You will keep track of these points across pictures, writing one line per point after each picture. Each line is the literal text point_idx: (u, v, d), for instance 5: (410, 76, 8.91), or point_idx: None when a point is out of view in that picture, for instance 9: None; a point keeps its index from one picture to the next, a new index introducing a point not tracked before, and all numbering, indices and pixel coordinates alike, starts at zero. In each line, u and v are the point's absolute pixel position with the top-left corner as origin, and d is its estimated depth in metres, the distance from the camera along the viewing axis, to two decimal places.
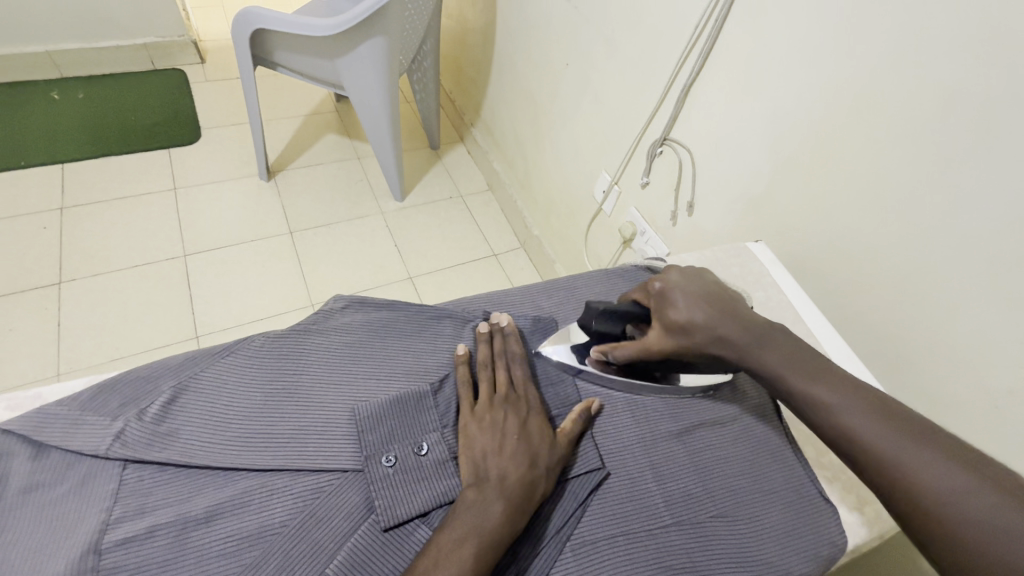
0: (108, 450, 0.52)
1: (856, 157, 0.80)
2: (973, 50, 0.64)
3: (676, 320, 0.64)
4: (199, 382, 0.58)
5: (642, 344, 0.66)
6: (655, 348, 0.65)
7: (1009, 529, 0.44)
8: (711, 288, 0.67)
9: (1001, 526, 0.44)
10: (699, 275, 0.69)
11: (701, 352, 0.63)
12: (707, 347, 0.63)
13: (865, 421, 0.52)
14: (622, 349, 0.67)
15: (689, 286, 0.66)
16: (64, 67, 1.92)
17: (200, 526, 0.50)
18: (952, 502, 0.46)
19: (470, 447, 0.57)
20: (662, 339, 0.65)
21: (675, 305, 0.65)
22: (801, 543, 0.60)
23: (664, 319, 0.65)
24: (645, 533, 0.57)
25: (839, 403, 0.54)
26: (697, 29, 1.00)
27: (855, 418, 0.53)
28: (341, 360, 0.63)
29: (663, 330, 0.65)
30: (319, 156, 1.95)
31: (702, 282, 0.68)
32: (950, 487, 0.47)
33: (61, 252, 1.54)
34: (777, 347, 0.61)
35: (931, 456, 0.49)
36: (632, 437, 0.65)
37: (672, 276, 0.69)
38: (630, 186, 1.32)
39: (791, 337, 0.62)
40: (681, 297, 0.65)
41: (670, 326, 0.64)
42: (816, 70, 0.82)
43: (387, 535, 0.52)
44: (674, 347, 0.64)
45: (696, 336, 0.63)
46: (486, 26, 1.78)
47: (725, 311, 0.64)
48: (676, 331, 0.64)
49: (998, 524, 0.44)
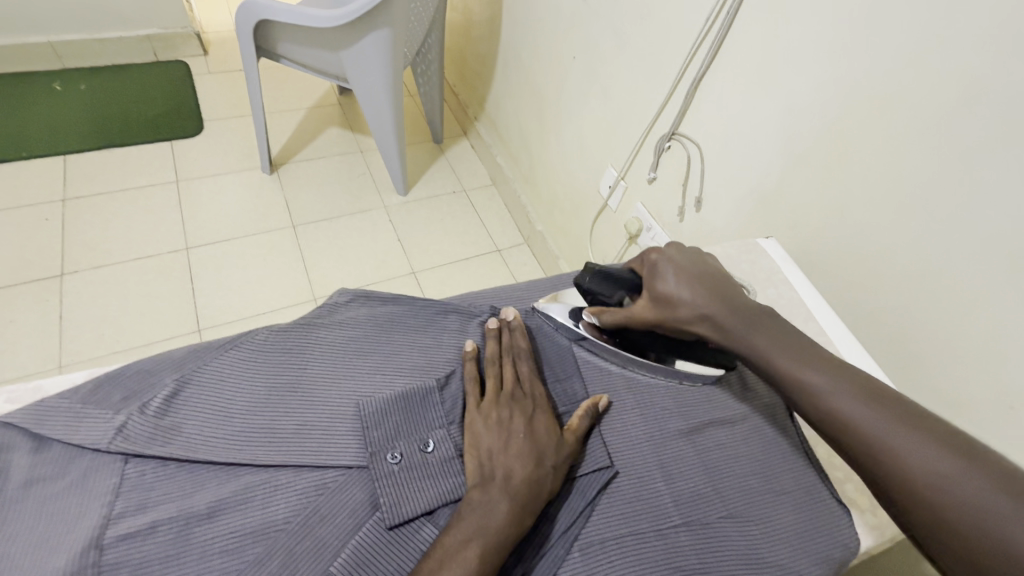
0: (110, 444, 0.51)
1: (872, 152, 0.78)
2: (995, 43, 0.62)
3: (664, 292, 0.64)
4: (202, 375, 0.57)
5: (627, 311, 0.66)
6: (639, 317, 0.65)
7: (1001, 513, 0.42)
8: (707, 269, 0.66)
9: (993, 509, 0.42)
10: (694, 253, 0.68)
11: (684, 328, 0.63)
12: (691, 323, 0.62)
13: (855, 407, 0.51)
14: (610, 314, 0.68)
15: (683, 262, 0.66)
16: (66, 58, 1.90)
17: (203, 523, 0.49)
18: (946, 490, 0.45)
19: (476, 446, 0.56)
20: (647, 310, 0.65)
21: (664, 278, 0.64)
22: (812, 545, 0.59)
23: (651, 291, 0.65)
24: (654, 533, 0.56)
25: (825, 386, 0.53)
26: (707, 22, 0.98)
27: (840, 402, 0.52)
28: (346, 355, 0.62)
29: (649, 301, 0.65)
30: (323, 149, 1.94)
31: (698, 262, 0.67)
32: (937, 470, 0.46)
33: (63, 245, 1.53)
34: (765, 331, 0.60)
35: (925, 442, 0.47)
36: (641, 436, 0.64)
37: (669, 249, 0.68)
38: (636, 181, 1.31)
39: (782, 325, 0.60)
40: (672, 271, 0.65)
41: (657, 298, 0.64)
42: (831, 62, 0.80)
43: (393, 534, 0.51)
44: (656, 318, 0.64)
45: (681, 311, 0.63)
46: (492, 19, 1.76)
47: (714, 291, 0.63)
48: (661, 303, 0.64)
49: (990, 509, 0.43)
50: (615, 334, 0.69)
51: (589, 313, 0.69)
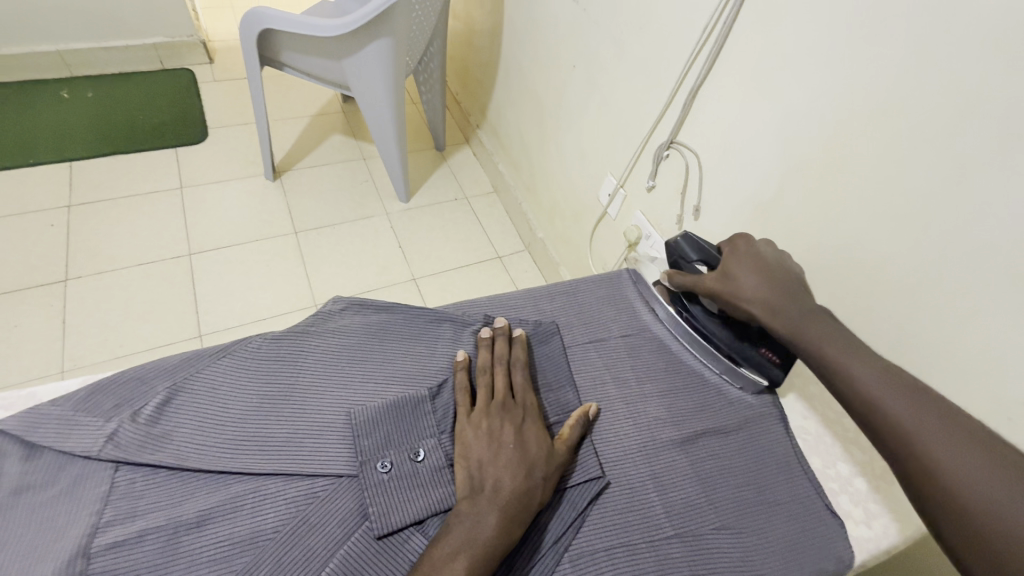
0: (100, 452, 0.51)
1: (869, 161, 0.78)
2: (987, 54, 0.62)
3: (733, 272, 0.68)
4: (195, 383, 0.58)
5: (696, 278, 0.72)
6: (704, 285, 0.71)
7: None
8: (784, 268, 0.68)
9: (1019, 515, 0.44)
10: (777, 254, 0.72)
11: (740, 307, 0.67)
12: (748, 303, 0.66)
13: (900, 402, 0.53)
14: (679, 277, 0.74)
15: (764, 255, 0.69)
16: (74, 66, 1.93)
17: (191, 531, 0.49)
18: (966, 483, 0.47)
19: (465, 456, 0.56)
20: (713, 283, 0.70)
21: (742, 262, 0.68)
22: (807, 558, 0.59)
23: (724, 267, 0.70)
24: (646, 546, 0.56)
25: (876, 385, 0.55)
26: (705, 32, 0.99)
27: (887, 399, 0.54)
28: (338, 364, 0.62)
29: (718, 275, 0.70)
30: (326, 156, 1.95)
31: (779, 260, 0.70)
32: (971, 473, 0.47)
33: (67, 250, 1.55)
34: (823, 327, 0.61)
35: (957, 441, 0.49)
36: (633, 446, 0.63)
37: (758, 243, 0.71)
38: (636, 189, 1.31)
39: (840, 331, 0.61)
40: (749, 258, 0.69)
41: (725, 275, 0.69)
42: (828, 72, 0.81)
43: (381, 543, 0.51)
44: (718, 289, 0.69)
45: (741, 291, 0.67)
46: (494, 29, 1.77)
47: (779, 284, 0.66)
48: (727, 279, 0.68)
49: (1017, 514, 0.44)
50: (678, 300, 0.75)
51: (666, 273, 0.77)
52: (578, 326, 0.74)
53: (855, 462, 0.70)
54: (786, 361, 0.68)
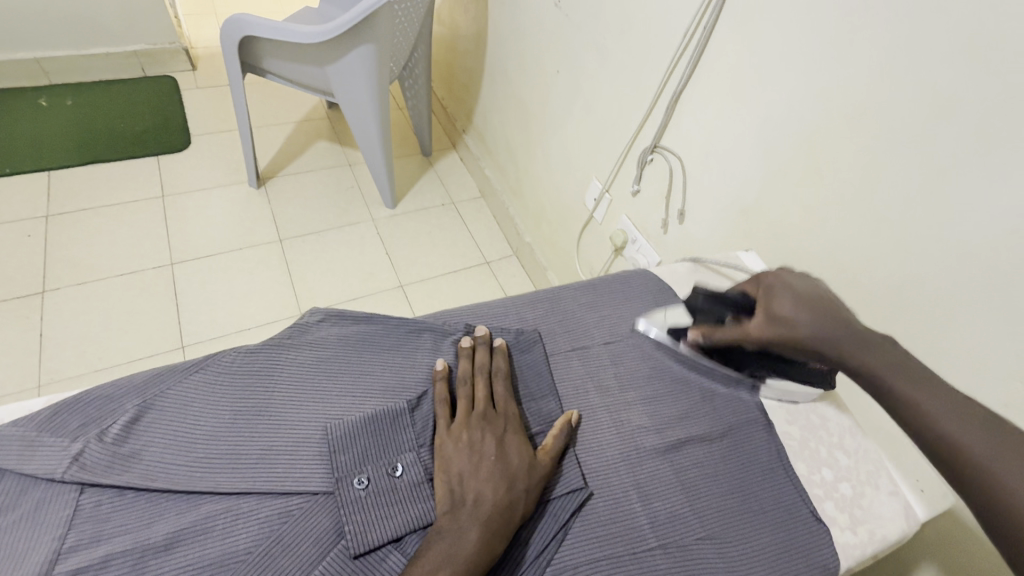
0: (65, 474, 0.49)
1: (849, 164, 0.79)
2: (964, 59, 0.63)
3: (779, 311, 0.60)
4: (166, 399, 0.56)
5: (737, 331, 0.65)
6: (751, 336, 0.63)
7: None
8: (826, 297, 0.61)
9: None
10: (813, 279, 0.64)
11: (800, 349, 0.59)
12: (811, 344, 0.57)
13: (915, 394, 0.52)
14: (717, 334, 0.68)
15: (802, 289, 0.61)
16: (52, 74, 1.90)
17: (159, 554, 0.47)
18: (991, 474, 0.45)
19: (446, 470, 0.55)
20: (760, 330, 0.62)
21: (781, 300, 0.61)
22: (790, 567, 0.58)
23: (766, 310, 0.61)
24: (630, 557, 0.55)
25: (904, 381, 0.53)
26: (686, 36, 0.99)
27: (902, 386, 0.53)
28: (315, 377, 0.61)
29: (763, 320, 0.62)
30: (310, 163, 1.94)
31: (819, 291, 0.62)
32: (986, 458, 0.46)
33: (45, 262, 1.51)
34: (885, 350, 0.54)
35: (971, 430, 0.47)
36: (616, 455, 0.63)
37: (788, 275, 0.64)
38: (621, 192, 1.31)
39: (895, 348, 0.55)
40: (789, 293, 0.61)
41: (772, 318, 0.61)
42: (808, 76, 0.81)
43: (358, 563, 0.50)
44: (770, 337, 0.61)
45: (796, 331, 0.58)
46: (479, 33, 1.77)
47: (829, 313, 0.58)
48: (776, 322, 0.60)
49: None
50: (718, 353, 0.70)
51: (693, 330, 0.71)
52: (560, 334, 0.73)
53: (839, 466, 0.70)
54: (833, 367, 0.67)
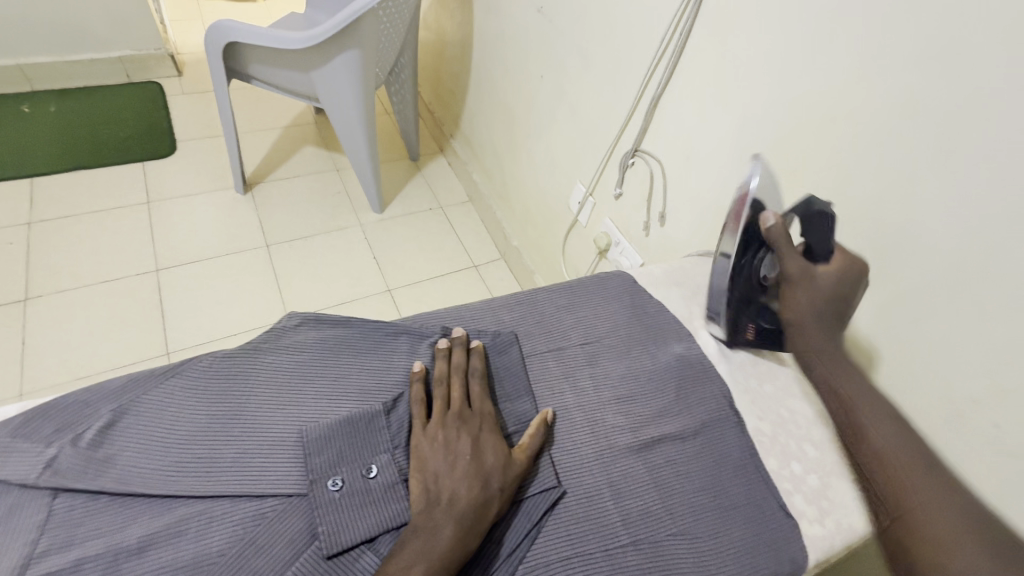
0: (38, 479, 0.50)
1: (820, 168, 0.81)
2: (928, 65, 0.65)
3: (820, 282, 0.70)
4: (141, 405, 0.56)
5: (788, 252, 0.71)
6: (788, 263, 0.71)
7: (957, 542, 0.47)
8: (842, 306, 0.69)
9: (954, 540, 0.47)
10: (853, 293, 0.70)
11: (788, 299, 0.71)
12: (796, 310, 0.71)
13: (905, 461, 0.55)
14: (778, 236, 0.72)
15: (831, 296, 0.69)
16: (35, 80, 1.89)
17: (132, 558, 0.47)
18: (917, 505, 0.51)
19: (421, 470, 0.56)
20: (795, 268, 0.71)
21: (826, 279, 0.70)
22: (759, 562, 0.59)
23: (815, 271, 0.70)
24: (602, 554, 0.56)
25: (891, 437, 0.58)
26: (663, 43, 1.02)
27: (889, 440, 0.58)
28: (291, 380, 0.61)
29: (803, 269, 0.70)
30: (298, 168, 1.94)
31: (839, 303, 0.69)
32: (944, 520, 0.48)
33: (27, 269, 1.50)
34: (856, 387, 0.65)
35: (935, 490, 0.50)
36: (589, 454, 0.64)
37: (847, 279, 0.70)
38: (603, 196, 1.33)
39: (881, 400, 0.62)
40: (832, 285, 0.70)
41: (809, 277, 0.70)
42: (780, 82, 0.83)
43: (331, 563, 0.50)
44: (795, 280, 0.70)
45: (797, 296, 0.70)
46: (464, 39, 1.79)
47: (825, 319, 0.69)
48: (804, 283, 0.70)
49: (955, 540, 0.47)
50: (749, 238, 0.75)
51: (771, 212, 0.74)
52: (537, 336, 0.74)
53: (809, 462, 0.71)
54: (756, 339, 0.79)
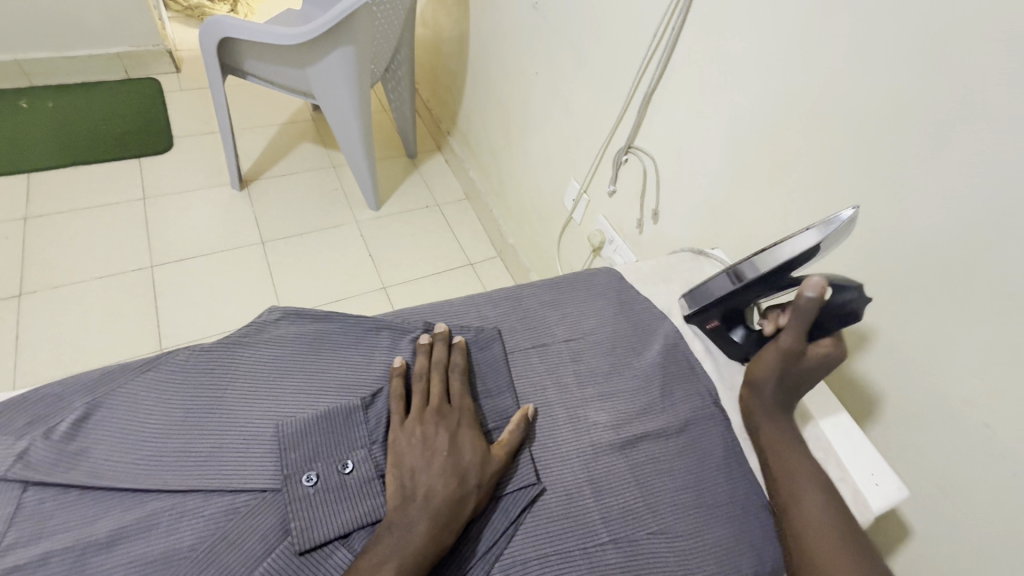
0: (6, 473, 0.49)
1: (812, 164, 0.80)
2: (920, 59, 0.64)
3: (798, 365, 0.69)
4: (116, 398, 0.56)
5: (798, 326, 0.69)
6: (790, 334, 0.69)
7: None
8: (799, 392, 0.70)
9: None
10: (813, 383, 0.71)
11: (767, 356, 0.71)
12: (763, 373, 0.70)
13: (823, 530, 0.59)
14: (802, 307, 0.68)
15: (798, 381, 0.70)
16: (33, 75, 1.89)
17: (101, 552, 0.47)
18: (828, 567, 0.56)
19: (397, 465, 0.55)
20: (789, 342, 0.69)
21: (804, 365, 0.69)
22: (739, 561, 0.58)
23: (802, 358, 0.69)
24: (580, 552, 0.55)
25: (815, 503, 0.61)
26: (655, 39, 1.01)
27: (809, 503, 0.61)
28: (269, 375, 0.61)
29: (795, 347, 0.69)
30: (294, 165, 1.94)
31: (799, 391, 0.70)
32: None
33: (22, 264, 1.50)
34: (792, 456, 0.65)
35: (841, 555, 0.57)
36: (571, 450, 0.63)
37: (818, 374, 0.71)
38: (598, 194, 1.32)
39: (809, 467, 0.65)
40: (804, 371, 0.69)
41: (792, 356, 0.69)
42: (771, 77, 0.82)
43: (303, 559, 0.50)
44: (782, 350, 0.69)
45: (771, 362, 0.70)
46: (461, 36, 1.78)
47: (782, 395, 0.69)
48: (784, 357, 0.69)
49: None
50: (786, 267, 0.69)
51: (820, 281, 0.66)
52: (521, 332, 0.73)
53: None
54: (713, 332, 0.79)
